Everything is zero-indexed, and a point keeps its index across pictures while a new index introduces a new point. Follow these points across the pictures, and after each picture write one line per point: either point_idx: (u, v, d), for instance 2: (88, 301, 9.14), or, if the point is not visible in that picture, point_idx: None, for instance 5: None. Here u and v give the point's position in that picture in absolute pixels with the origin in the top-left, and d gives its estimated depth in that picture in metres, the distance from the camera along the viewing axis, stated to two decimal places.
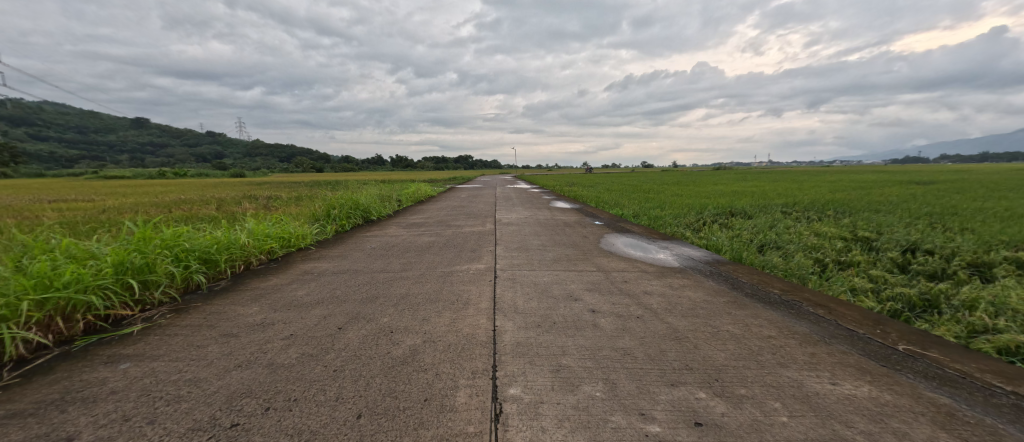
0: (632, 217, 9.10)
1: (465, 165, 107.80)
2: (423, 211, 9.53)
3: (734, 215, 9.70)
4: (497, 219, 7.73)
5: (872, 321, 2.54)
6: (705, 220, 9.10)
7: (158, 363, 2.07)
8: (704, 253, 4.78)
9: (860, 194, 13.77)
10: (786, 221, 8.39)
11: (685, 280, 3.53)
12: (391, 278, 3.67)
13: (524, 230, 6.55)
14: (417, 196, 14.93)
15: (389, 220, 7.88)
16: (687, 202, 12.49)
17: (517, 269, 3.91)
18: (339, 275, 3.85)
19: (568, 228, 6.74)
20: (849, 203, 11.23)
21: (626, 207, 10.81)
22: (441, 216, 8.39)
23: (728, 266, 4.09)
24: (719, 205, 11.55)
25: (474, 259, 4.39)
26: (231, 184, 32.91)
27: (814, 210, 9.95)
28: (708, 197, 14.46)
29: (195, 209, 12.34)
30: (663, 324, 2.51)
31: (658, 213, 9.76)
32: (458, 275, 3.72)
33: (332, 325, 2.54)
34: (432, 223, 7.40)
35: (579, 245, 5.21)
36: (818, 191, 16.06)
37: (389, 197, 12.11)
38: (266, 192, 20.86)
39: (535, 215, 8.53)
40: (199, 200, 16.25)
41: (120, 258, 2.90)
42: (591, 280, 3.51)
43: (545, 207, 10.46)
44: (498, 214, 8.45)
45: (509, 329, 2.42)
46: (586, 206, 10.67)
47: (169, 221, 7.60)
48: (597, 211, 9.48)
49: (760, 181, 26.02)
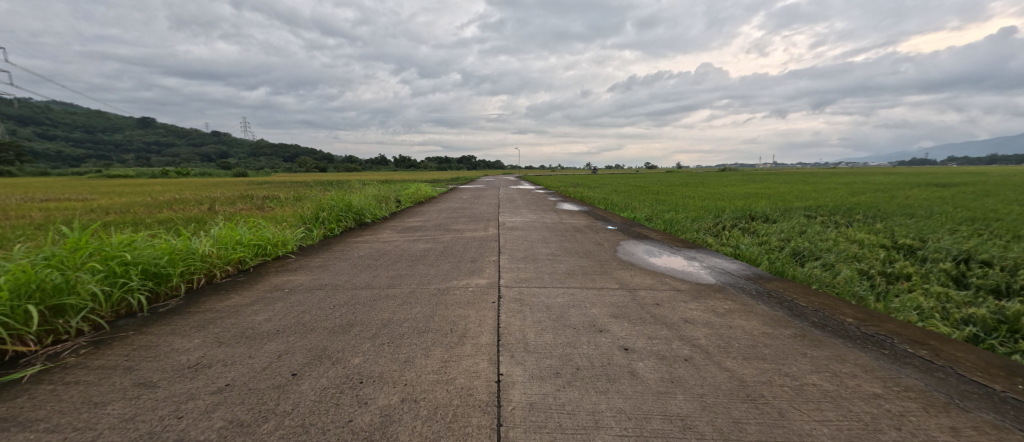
0: (646, 221, 8.46)
1: (469, 165, 107.21)
2: (422, 213, 8.96)
3: (756, 219, 9.05)
4: (500, 223, 7.12)
5: (1003, 371, 1.90)
6: (724, 224, 8.45)
7: (25, 436, 1.47)
8: (739, 265, 4.15)
9: (883, 197, 13.05)
10: (814, 226, 7.74)
11: (730, 303, 2.89)
12: (374, 298, 3.04)
13: (530, 236, 5.92)
14: (417, 197, 14.32)
15: (384, 223, 7.29)
16: (701, 205, 11.85)
17: (525, 287, 3.28)
18: (314, 292, 3.23)
19: (579, 234, 6.09)
20: (876, 206, 10.52)
21: (639, 209, 10.17)
22: (441, 219, 7.79)
23: (775, 282, 3.46)
24: (735, 208, 10.90)
25: (474, 272, 3.78)
26: (234, 183, 32.41)
27: (841, 214, 9.26)
28: (722, 199, 13.75)
29: (186, 210, 11.80)
30: (723, 372, 1.88)
31: (672, 217, 9.13)
32: (455, 294, 3.10)
33: (285, 369, 1.93)
34: (430, 227, 6.79)
35: (593, 255, 4.58)
36: (839, 194, 15.29)
37: (387, 199, 11.52)
38: (265, 192, 20.46)
39: (541, 218, 7.93)
40: (194, 200, 15.67)
41: (27, 278, 2.30)
42: (615, 302, 2.88)
43: (552, 209, 9.84)
44: (502, 217, 7.84)
45: (519, 380, 1.80)
46: (595, 209, 10.04)
47: (144, 224, 6.97)
48: (607, 214, 8.86)
49: (771, 183, 25.24)
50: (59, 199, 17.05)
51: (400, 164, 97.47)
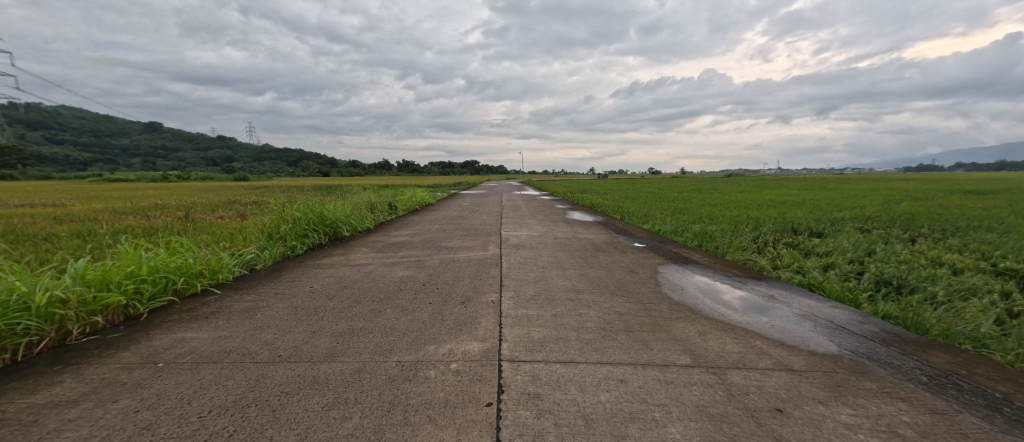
0: (673, 235, 7.22)
1: (473, 170, 106.69)
2: (412, 224, 7.76)
3: (800, 232, 7.77)
4: (503, 238, 5.88)
5: None
6: (766, 238, 7.18)
7: None
8: (845, 312, 2.89)
9: (931, 206, 11.65)
10: (879, 243, 6.44)
11: (910, 411, 1.63)
12: (289, 389, 1.79)
13: (540, 259, 4.66)
14: (412, 204, 13.06)
15: (364, 237, 6.08)
16: (728, 214, 10.57)
17: (542, 361, 2.04)
18: (200, 371, 1.99)
19: (601, 256, 4.82)
20: (935, 217, 9.17)
21: (661, 220, 8.93)
22: (433, 233, 6.57)
23: (934, 352, 2.20)
24: (769, 218, 9.61)
25: (463, 326, 2.54)
26: (232, 188, 31.27)
27: (900, 227, 7.94)
28: (749, 207, 12.36)
29: (154, 218, 10.66)
30: None
31: (702, 229, 7.88)
32: (427, 381, 1.86)
33: None
34: (418, 244, 5.56)
35: (629, 292, 3.32)
36: (879, 201, 13.85)
37: (376, 207, 10.27)
38: (254, 197, 19.39)
39: (551, 232, 6.69)
40: (171, 207, 14.37)
41: None
42: (705, 408, 1.63)
43: (563, 220, 8.57)
44: (504, 231, 6.60)
45: None
46: (612, 220, 8.78)
47: (72, 241, 5.77)
48: (627, 226, 7.63)
49: (790, 188, 23.95)
50: (31, 205, 15.75)
51: (402, 168, 96.85)
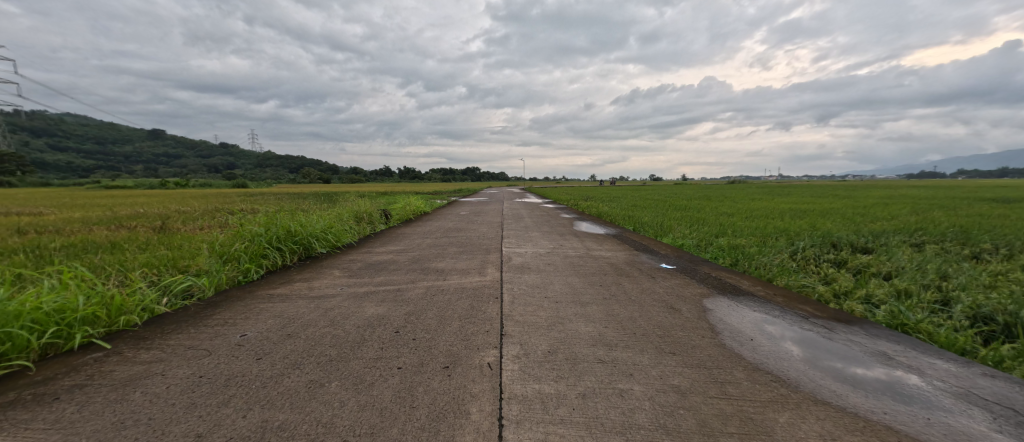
0: (699, 252, 6.29)
1: (473, 177, 106.24)
2: (402, 238, 6.85)
3: (842, 249, 6.84)
4: (504, 258, 4.95)
5: None
6: (807, 256, 6.25)
7: None
8: (1014, 387, 1.93)
9: (969, 217, 10.71)
10: (946, 263, 5.48)
11: None
12: None
13: (551, 286, 3.74)
14: (406, 214, 12.13)
15: (340, 256, 5.16)
16: (751, 225, 9.64)
17: None
18: None
19: (626, 282, 3.87)
20: (986, 229, 8.23)
21: (681, 233, 8.02)
22: (423, 250, 5.65)
23: None
24: (800, 230, 8.67)
25: (440, 424, 1.59)
26: (227, 195, 30.68)
27: (955, 242, 6.99)
28: (771, 217, 11.42)
29: (122, 230, 9.74)
30: None
31: (730, 244, 6.94)
32: None
33: None
34: (402, 265, 4.62)
35: (681, 346, 2.37)
36: (908, 211, 12.92)
37: (365, 217, 9.34)
38: (243, 205, 18.53)
39: (560, 249, 5.77)
40: (149, 216, 13.40)
41: None
42: None
43: (571, 233, 7.65)
44: (506, 248, 5.67)
45: None
46: (626, 233, 7.83)
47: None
48: (646, 241, 6.70)
49: (802, 197, 23.07)
50: (2, 214, 14.72)
51: (403, 175, 96.41)
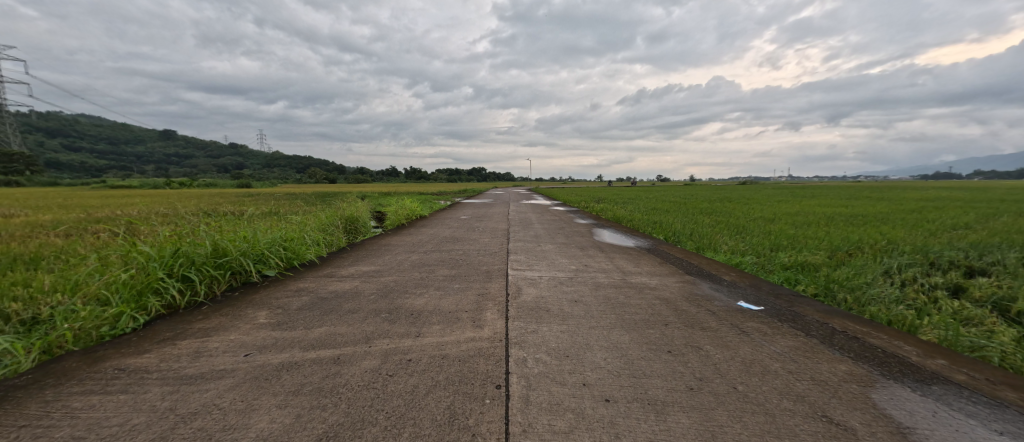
0: (768, 276, 4.78)
1: (479, 178, 105.07)
2: (382, 253, 5.41)
3: (948, 271, 5.26)
4: (510, 291, 3.47)
5: None
6: (911, 283, 4.71)
7: None
8: None
9: None
10: None
11: None
12: None
13: (588, 352, 2.26)
14: (401, 217, 10.70)
15: (283, 285, 3.74)
16: (805, 234, 8.08)
17: None
18: None
19: (710, 345, 2.38)
20: None
21: (729, 246, 6.50)
22: (402, 273, 4.22)
23: None
24: (872, 241, 7.10)
25: None
26: (227, 195, 29.92)
27: None
28: (822, 224, 9.82)
29: (70, 237, 8.40)
30: None
31: (801, 261, 5.41)
32: None
33: None
34: (363, 304, 3.16)
35: None
36: (978, 216, 11.21)
37: (347, 223, 7.89)
38: (231, 207, 17.20)
39: (587, 272, 4.28)
40: (122, 219, 12.13)
41: None
42: None
43: (594, 246, 6.15)
44: (513, 271, 4.19)
45: None
46: (663, 245, 6.31)
47: None
48: (694, 259, 5.20)
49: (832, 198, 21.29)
50: None
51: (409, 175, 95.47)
